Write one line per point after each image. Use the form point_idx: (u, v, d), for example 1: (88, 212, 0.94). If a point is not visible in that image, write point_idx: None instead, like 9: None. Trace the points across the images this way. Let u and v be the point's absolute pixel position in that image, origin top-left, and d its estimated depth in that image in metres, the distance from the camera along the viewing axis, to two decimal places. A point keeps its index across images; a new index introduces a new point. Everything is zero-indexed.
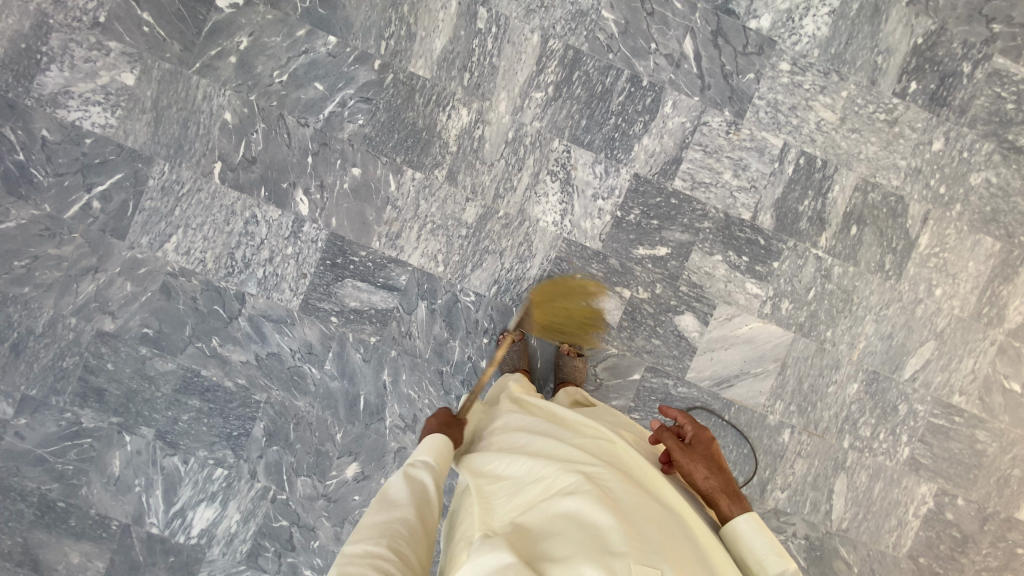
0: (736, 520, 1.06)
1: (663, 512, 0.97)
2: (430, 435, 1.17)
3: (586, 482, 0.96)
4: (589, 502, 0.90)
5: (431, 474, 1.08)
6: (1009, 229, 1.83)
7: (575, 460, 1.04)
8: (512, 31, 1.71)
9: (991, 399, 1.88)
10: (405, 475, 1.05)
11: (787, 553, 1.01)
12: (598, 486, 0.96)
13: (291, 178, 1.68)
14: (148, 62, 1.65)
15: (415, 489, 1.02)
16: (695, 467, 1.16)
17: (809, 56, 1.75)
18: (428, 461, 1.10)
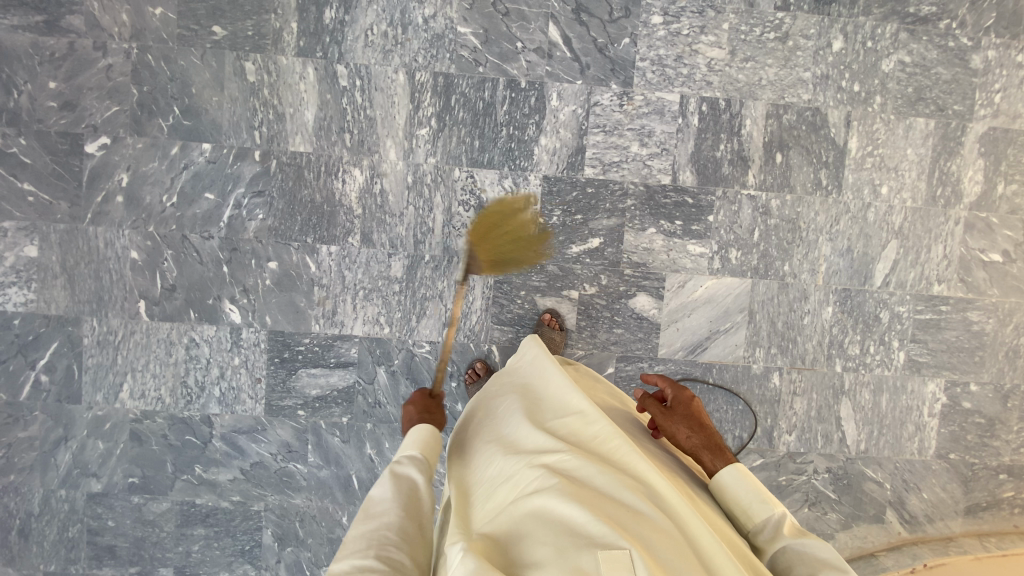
0: (720, 473, 1.01)
1: (638, 489, 0.88)
2: (414, 426, 1.08)
3: (550, 474, 0.88)
4: (554, 498, 0.82)
5: (418, 468, 0.99)
6: (938, 103, 1.73)
7: (542, 447, 0.96)
8: (377, 78, 1.65)
9: (975, 277, 1.79)
10: (391, 473, 0.96)
11: (773, 498, 0.96)
12: (564, 476, 0.88)
13: (214, 292, 1.67)
14: (43, 228, 1.64)
15: (404, 489, 0.93)
16: (676, 428, 1.09)
17: (678, 1, 1.67)
18: (416, 456, 1.01)
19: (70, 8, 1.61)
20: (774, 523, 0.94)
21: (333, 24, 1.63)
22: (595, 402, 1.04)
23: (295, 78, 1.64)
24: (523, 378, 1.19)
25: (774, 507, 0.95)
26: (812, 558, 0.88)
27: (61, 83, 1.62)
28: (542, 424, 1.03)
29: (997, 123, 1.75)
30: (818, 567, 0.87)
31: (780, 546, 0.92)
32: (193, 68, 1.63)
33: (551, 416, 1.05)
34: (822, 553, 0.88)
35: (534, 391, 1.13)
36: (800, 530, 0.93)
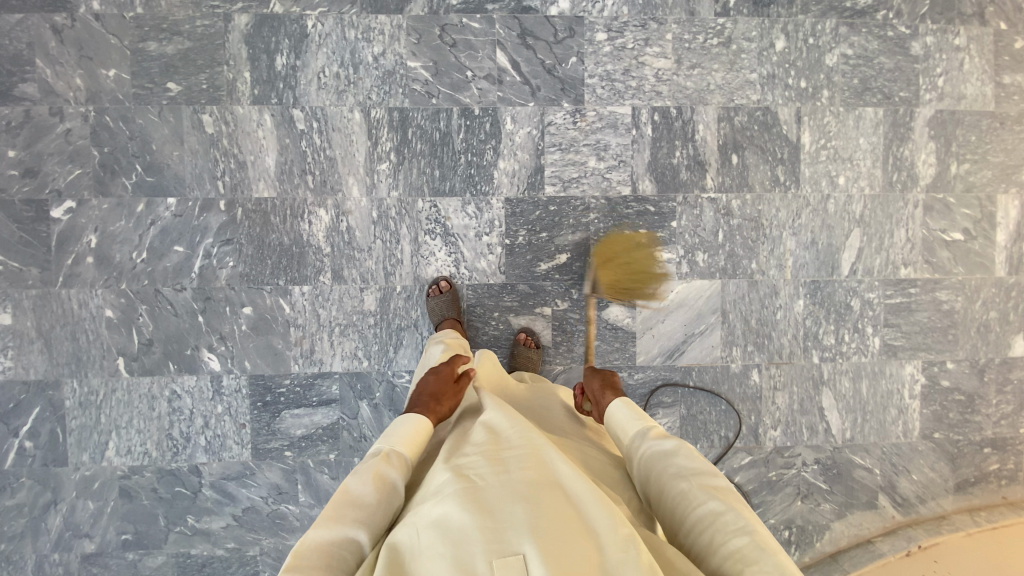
0: (611, 407, 1.21)
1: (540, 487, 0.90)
2: (405, 423, 1.10)
3: (452, 484, 0.90)
4: (450, 508, 0.85)
5: (401, 472, 1.01)
6: (885, 91, 1.77)
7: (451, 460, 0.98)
8: (333, 118, 1.67)
9: (940, 257, 1.81)
10: (372, 472, 0.98)
11: (647, 417, 1.15)
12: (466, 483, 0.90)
13: (191, 342, 1.69)
14: (16, 295, 1.66)
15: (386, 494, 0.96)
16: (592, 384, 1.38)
17: (620, 17, 1.70)
18: (401, 457, 1.04)
19: (23, 77, 1.63)
20: (644, 432, 1.11)
21: (285, 70, 1.66)
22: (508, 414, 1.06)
23: (252, 126, 1.67)
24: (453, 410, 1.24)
25: (645, 423, 1.14)
26: (663, 452, 1.04)
27: (21, 151, 1.64)
28: (455, 443, 1.06)
29: (945, 105, 1.78)
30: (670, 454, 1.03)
31: (646, 447, 1.07)
32: (151, 125, 1.66)
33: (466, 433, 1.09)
34: (674, 449, 1.03)
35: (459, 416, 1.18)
36: (661, 433, 1.09)
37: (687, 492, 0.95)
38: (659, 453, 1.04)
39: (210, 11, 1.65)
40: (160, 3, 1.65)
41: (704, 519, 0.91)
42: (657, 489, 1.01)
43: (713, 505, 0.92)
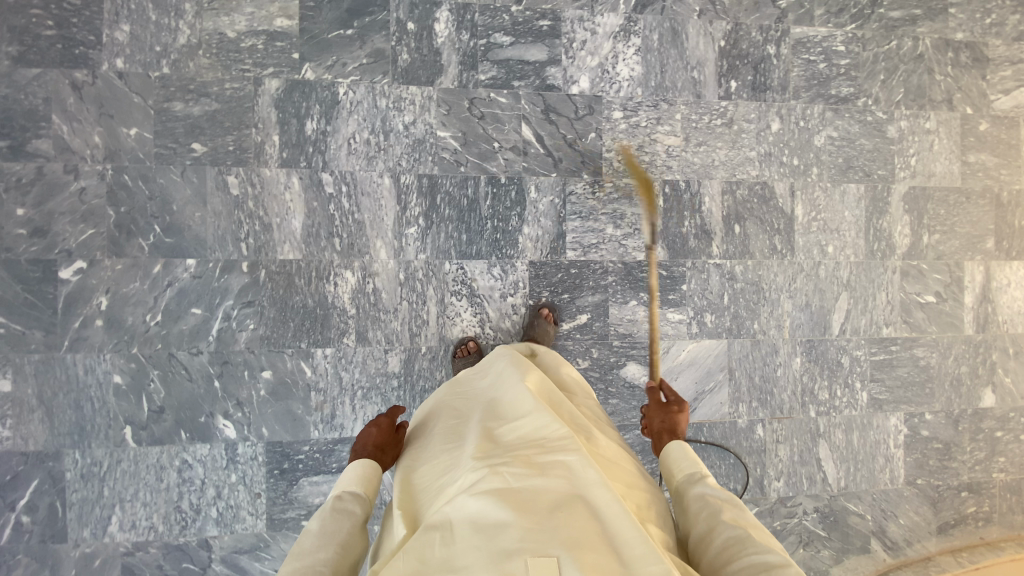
0: (670, 446, 1.22)
1: (576, 498, 0.87)
2: (353, 463, 1.07)
3: (490, 477, 0.88)
4: (485, 503, 0.83)
5: (360, 505, 0.99)
6: (865, 170, 1.97)
7: (488, 453, 0.95)
8: (363, 183, 1.71)
9: (915, 317, 2.01)
10: (331, 511, 0.95)
11: (702, 466, 1.15)
12: (504, 481, 0.87)
13: (206, 409, 1.63)
14: (14, 361, 1.55)
15: (345, 526, 0.93)
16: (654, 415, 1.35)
17: (635, 96, 1.84)
18: (359, 493, 1.01)
19: (37, 133, 1.57)
20: (697, 475, 1.12)
21: (315, 135, 1.69)
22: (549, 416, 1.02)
23: (280, 189, 1.67)
24: (490, 391, 1.19)
25: (699, 467, 1.15)
26: (713, 498, 1.05)
27: (30, 209, 1.56)
28: (493, 434, 1.03)
29: (915, 182, 2.00)
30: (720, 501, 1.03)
31: (699, 488, 1.08)
32: (173, 185, 1.62)
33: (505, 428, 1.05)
34: (724, 498, 1.05)
35: (499, 403, 1.13)
36: (716, 483, 1.09)
37: (741, 536, 0.94)
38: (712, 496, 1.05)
39: (240, 75, 1.65)
40: (188, 65, 1.63)
41: (756, 565, 0.88)
42: (707, 529, 0.99)
43: (768, 554, 0.89)
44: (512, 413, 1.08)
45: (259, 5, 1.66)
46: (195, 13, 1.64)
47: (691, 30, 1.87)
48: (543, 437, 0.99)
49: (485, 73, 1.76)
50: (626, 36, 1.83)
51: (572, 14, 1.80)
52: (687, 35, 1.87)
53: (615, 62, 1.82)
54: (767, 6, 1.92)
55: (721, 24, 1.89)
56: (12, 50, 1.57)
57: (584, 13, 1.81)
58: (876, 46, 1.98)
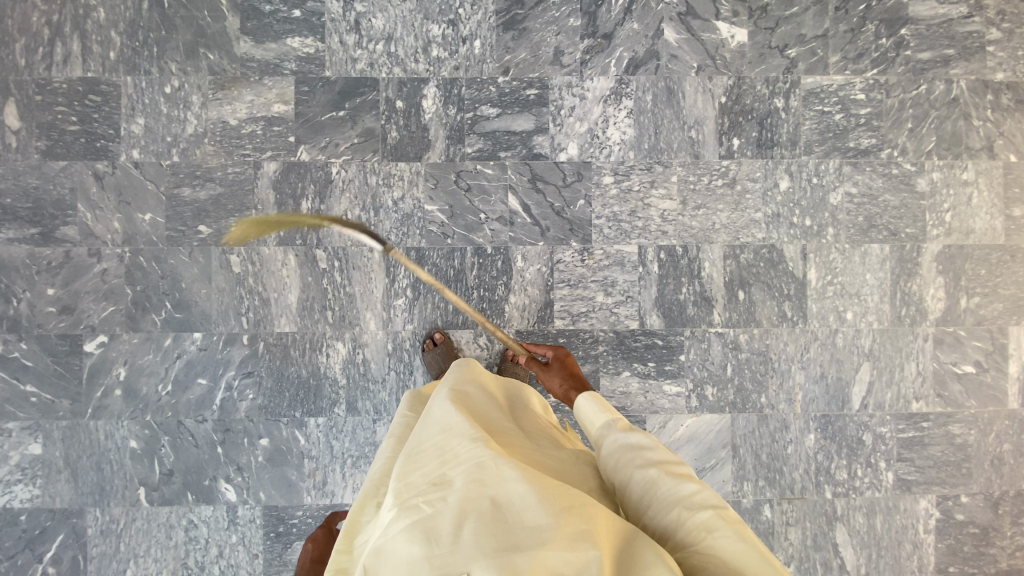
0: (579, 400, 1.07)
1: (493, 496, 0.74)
2: None
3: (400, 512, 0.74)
4: (395, 539, 0.71)
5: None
6: (890, 228, 1.79)
7: (401, 479, 0.81)
8: (353, 257, 1.77)
9: (951, 390, 1.80)
10: None
11: (612, 411, 1.02)
12: (418, 508, 0.74)
13: (210, 473, 1.74)
14: (47, 426, 1.73)
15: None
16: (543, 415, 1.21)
17: (627, 160, 1.79)
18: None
19: (65, 220, 1.74)
20: (607, 424, 0.98)
21: (310, 214, 1.77)
22: (465, 421, 0.88)
23: (277, 266, 1.76)
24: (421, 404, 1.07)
25: (610, 415, 1.01)
26: (625, 449, 0.91)
27: (59, 289, 1.74)
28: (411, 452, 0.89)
29: (951, 240, 1.80)
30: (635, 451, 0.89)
31: (609, 441, 0.95)
32: (181, 264, 1.75)
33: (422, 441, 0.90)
34: (636, 440, 0.91)
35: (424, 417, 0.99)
36: (627, 426, 0.96)
37: (651, 479, 0.83)
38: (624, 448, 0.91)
39: (241, 159, 1.76)
40: (195, 152, 1.75)
41: (672, 502, 0.81)
42: (623, 480, 0.88)
43: (684, 489, 0.81)
44: (431, 424, 0.94)
45: (258, 92, 1.76)
46: (201, 104, 1.76)
47: (689, 87, 1.79)
48: (457, 442, 0.84)
49: (473, 146, 1.78)
50: (617, 99, 1.78)
51: (560, 80, 1.78)
52: (684, 92, 1.79)
53: (605, 126, 1.78)
54: (774, 57, 1.79)
55: (723, 79, 1.79)
56: (42, 145, 1.75)
57: (572, 79, 1.78)
58: (901, 92, 1.80)
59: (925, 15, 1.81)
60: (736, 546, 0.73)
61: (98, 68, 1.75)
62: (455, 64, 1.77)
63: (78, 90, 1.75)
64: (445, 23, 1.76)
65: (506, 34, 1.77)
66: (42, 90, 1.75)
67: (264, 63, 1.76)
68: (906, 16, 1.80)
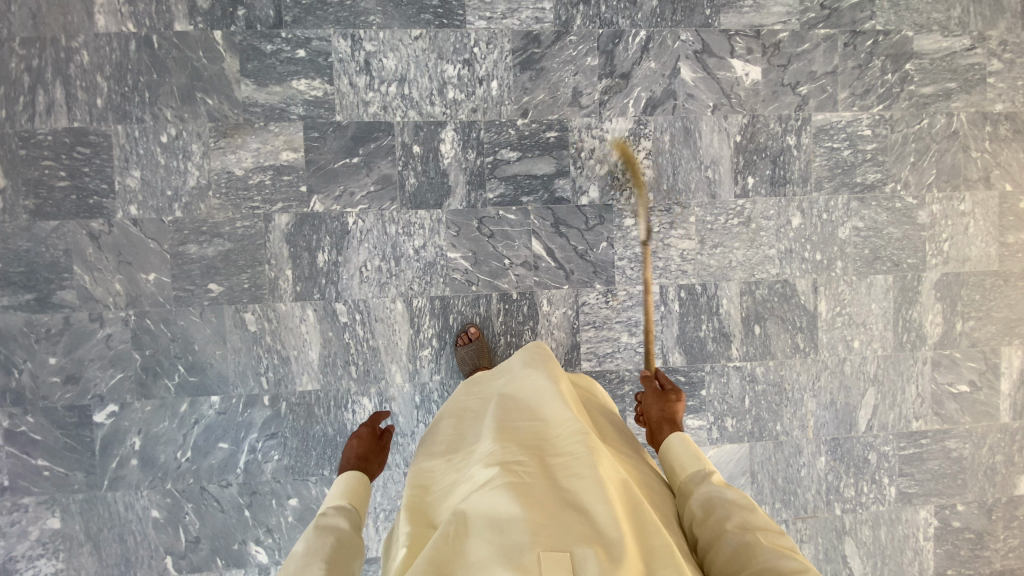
0: (670, 440, 1.18)
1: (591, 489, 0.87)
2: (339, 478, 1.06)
3: (504, 474, 0.88)
4: (503, 495, 0.83)
5: (345, 517, 0.97)
6: (894, 260, 1.88)
7: (499, 445, 0.96)
8: (375, 309, 1.73)
9: (947, 408, 1.93)
10: (316, 528, 0.92)
11: (706, 460, 1.12)
12: (518, 478, 0.87)
13: (238, 537, 1.70)
14: (59, 501, 1.64)
15: (328, 539, 0.90)
16: (653, 405, 1.32)
17: (646, 202, 1.79)
18: (343, 507, 1.00)
19: (61, 284, 1.62)
20: (702, 475, 1.08)
21: (327, 266, 1.70)
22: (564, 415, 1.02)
23: (296, 322, 1.70)
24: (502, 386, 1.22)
25: (704, 466, 1.11)
26: (719, 500, 1.00)
27: (61, 357, 1.62)
28: (503, 425, 1.04)
29: (948, 269, 1.90)
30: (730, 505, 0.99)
31: (704, 491, 1.04)
32: (193, 325, 1.66)
33: (514, 420, 1.05)
34: (737, 499, 1.00)
35: (507, 397, 1.14)
36: (724, 482, 1.05)
37: (749, 544, 0.91)
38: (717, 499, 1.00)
39: (251, 212, 1.66)
40: (200, 206, 1.65)
41: (766, 569, 0.87)
42: (713, 534, 0.96)
43: (782, 559, 0.87)
44: (526, 406, 1.09)
45: (264, 140, 1.66)
46: (202, 153, 1.64)
47: (705, 126, 1.80)
48: (555, 434, 0.99)
49: (493, 191, 1.74)
50: (636, 140, 1.78)
51: (580, 122, 1.76)
52: (701, 132, 1.80)
53: (625, 167, 1.78)
54: (786, 94, 1.82)
55: (738, 117, 1.81)
56: (29, 204, 1.61)
57: (591, 120, 1.76)
58: (905, 127, 1.86)
59: (930, 49, 1.85)
60: None
61: (86, 117, 1.61)
62: (472, 106, 1.71)
63: (65, 142, 1.61)
64: (460, 63, 1.70)
65: (523, 74, 1.72)
66: (24, 142, 1.61)
67: (269, 107, 1.65)
68: (911, 51, 1.85)
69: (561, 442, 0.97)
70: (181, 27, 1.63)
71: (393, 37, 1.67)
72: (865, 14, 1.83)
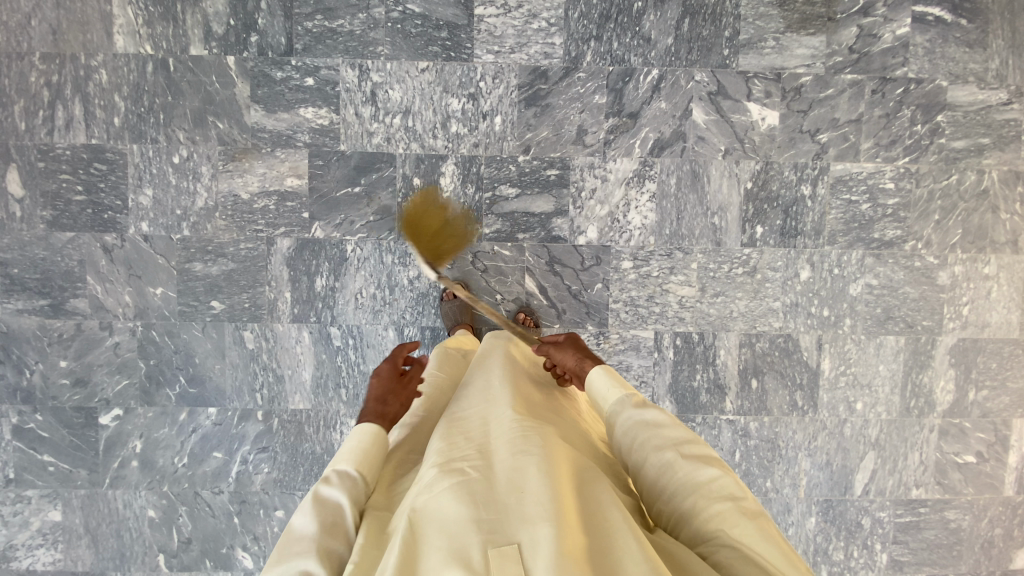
0: (590, 373, 1.10)
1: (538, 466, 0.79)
2: (349, 436, 0.94)
3: (444, 471, 0.79)
4: (443, 495, 0.75)
5: (350, 490, 0.85)
6: (907, 321, 1.79)
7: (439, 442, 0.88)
8: (367, 335, 1.76)
9: (949, 478, 1.83)
10: (314, 504, 0.82)
11: (624, 383, 1.06)
12: (460, 472, 0.78)
13: (227, 541, 1.78)
14: (66, 494, 1.76)
15: (331, 526, 0.80)
16: (567, 356, 1.19)
17: (647, 246, 1.75)
18: (351, 474, 0.88)
19: (75, 293, 1.71)
20: (622, 400, 1.01)
21: (324, 291, 1.74)
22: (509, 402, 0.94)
23: (291, 342, 1.75)
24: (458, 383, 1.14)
25: (625, 391, 1.03)
26: (642, 421, 0.94)
27: (72, 361, 1.73)
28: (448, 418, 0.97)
29: (966, 334, 1.79)
30: (651, 426, 0.92)
31: (625, 418, 0.97)
32: (194, 340, 1.74)
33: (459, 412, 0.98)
34: (656, 419, 0.93)
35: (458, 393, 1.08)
36: (642, 402, 0.98)
37: (670, 463, 0.85)
38: (637, 423, 0.94)
39: (254, 235, 1.72)
40: (206, 227, 1.71)
41: (687, 486, 0.82)
42: (639, 458, 0.91)
43: (698, 473, 0.82)
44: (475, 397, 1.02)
45: (270, 165, 1.70)
46: (211, 175, 1.70)
47: (714, 172, 1.73)
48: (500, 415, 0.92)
49: (490, 226, 1.74)
50: (639, 182, 1.74)
51: (582, 161, 1.73)
52: (709, 177, 1.74)
53: (626, 210, 1.74)
54: (804, 141, 1.74)
55: (750, 163, 1.73)
56: (47, 215, 1.69)
57: (594, 159, 1.73)
58: (932, 182, 1.75)
59: (965, 101, 1.73)
60: (765, 543, 0.73)
61: (103, 134, 1.68)
62: (474, 142, 1.71)
63: (83, 158, 1.68)
64: (465, 97, 1.70)
65: (528, 111, 1.71)
66: (44, 155, 1.68)
67: (277, 134, 1.69)
68: (945, 101, 1.73)
69: (501, 432, 0.87)
70: (196, 51, 1.67)
71: (400, 68, 1.68)
72: (898, 59, 1.72)
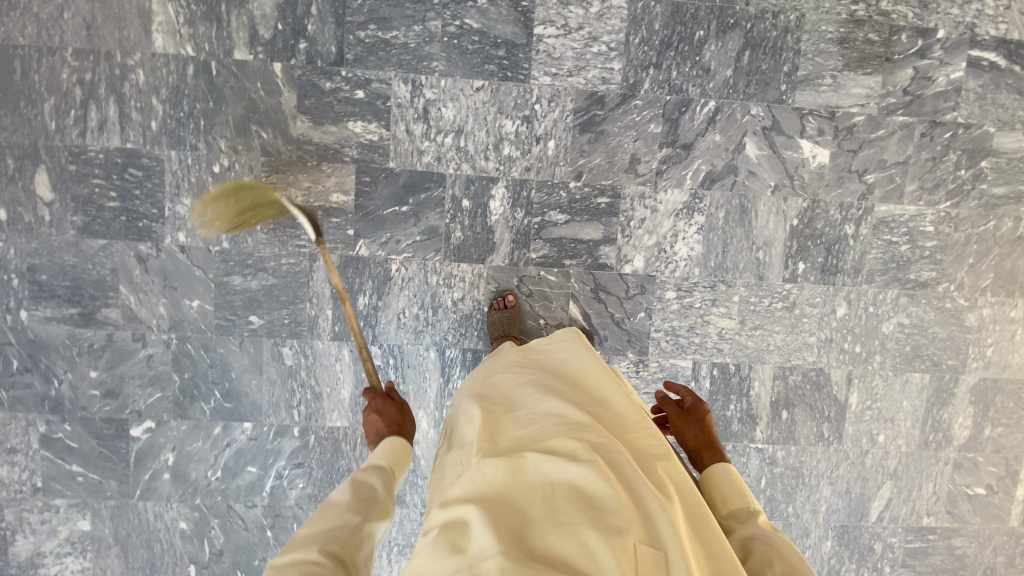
0: (713, 466, 1.10)
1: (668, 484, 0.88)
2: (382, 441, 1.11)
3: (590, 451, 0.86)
4: (592, 473, 0.82)
5: (379, 478, 1.02)
6: (934, 359, 1.85)
7: (574, 420, 0.94)
8: (408, 355, 1.75)
9: (959, 508, 1.93)
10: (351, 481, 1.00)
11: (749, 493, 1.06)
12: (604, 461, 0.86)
13: (259, 554, 1.78)
14: (95, 504, 1.73)
15: (358, 493, 0.97)
16: (689, 429, 1.21)
17: (691, 277, 1.76)
18: (378, 466, 1.05)
19: (107, 302, 1.65)
20: (750, 513, 1.02)
21: (366, 310, 1.72)
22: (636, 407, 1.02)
23: (331, 360, 1.73)
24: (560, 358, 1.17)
25: (750, 503, 1.04)
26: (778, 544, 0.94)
27: (102, 372, 1.68)
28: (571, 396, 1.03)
29: (987, 373, 1.87)
30: (785, 552, 0.92)
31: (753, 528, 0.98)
32: (231, 354, 1.70)
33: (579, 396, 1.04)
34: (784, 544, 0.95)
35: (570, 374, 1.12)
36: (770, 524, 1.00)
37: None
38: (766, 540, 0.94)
39: (296, 250, 1.67)
40: (246, 240, 1.66)
41: None
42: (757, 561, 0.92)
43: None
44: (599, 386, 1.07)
45: (315, 179, 1.65)
46: None
47: (763, 207, 1.74)
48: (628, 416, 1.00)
49: (538, 251, 1.73)
50: (689, 213, 1.73)
51: (633, 190, 1.71)
52: (757, 212, 1.74)
53: (674, 241, 1.74)
54: (851, 181, 1.75)
55: (798, 200, 1.75)
56: (78, 220, 1.62)
57: (646, 189, 1.72)
58: (969, 227, 1.79)
59: (1009, 148, 1.76)
60: None
61: (139, 138, 1.60)
62: (527, 165, 1.68)
63: (117, 162, 1.60)
64: (519, 119, 1.66)
65: (582, 136, 1.68)
66: (75, 158, 1.60)
67: (323, 147, 1.63)
68: (989, 147, 1.76)
69: (635, 432, 0.96)
70: (240, 55, 1.59)
71: (454, 86, 1.63)
72: (949, 104, 1.73)
